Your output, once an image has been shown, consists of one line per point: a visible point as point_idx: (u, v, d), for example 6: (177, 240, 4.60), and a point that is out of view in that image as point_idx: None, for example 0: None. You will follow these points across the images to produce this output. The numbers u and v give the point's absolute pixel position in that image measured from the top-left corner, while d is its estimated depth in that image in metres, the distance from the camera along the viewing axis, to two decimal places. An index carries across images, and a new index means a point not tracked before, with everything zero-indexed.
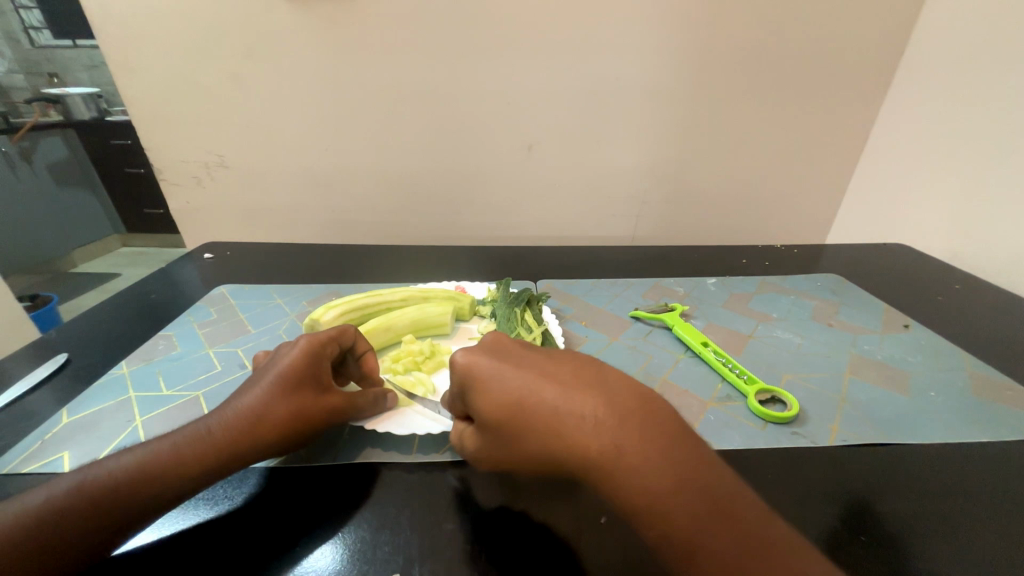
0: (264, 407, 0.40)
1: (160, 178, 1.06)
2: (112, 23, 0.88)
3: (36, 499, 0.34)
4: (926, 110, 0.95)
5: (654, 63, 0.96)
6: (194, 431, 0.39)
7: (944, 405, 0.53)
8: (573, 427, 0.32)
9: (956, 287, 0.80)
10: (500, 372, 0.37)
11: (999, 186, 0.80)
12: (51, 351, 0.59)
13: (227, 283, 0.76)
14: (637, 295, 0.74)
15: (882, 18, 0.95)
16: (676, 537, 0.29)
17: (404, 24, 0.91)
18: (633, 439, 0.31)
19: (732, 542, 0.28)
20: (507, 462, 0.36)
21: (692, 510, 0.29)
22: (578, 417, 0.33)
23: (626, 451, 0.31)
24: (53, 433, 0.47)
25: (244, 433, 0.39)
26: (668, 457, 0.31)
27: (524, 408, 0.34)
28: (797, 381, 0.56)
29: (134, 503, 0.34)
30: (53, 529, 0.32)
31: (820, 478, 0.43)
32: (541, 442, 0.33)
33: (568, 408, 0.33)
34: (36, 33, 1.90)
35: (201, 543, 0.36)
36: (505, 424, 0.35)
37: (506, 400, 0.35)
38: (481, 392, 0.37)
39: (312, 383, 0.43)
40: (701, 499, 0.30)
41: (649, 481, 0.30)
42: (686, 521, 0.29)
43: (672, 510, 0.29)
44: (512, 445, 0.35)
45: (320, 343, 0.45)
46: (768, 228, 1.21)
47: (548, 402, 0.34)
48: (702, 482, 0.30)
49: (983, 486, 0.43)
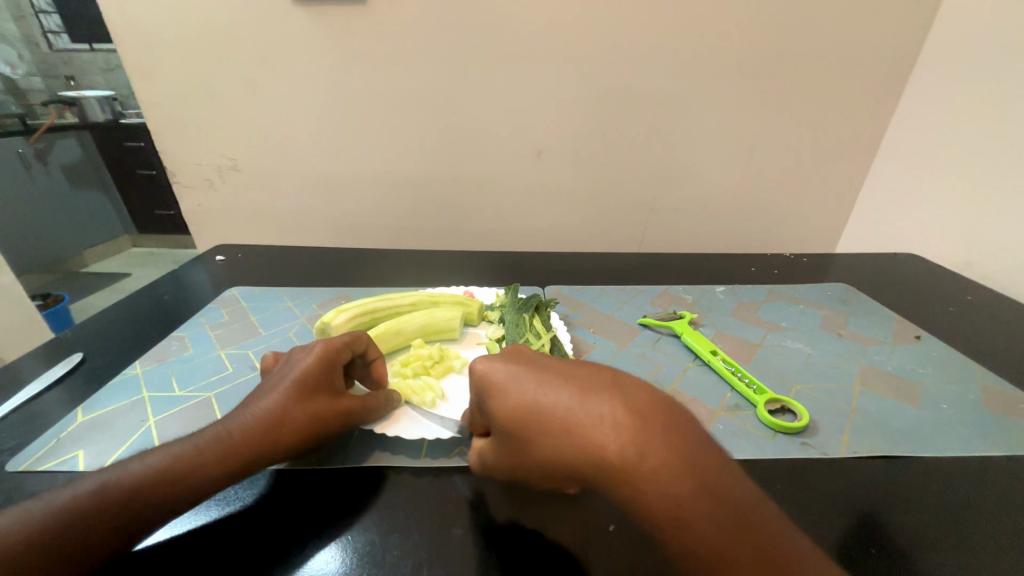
0: (282, 411, 0.41)
1: (174, 180, 1.07)
2: (131, 29, 0.90)
3: (57, 500, 0.34)
4: (937, 119, 0.94)
5: (663, 71, 0.97)
6: (213, 434, 0.39)
7: (955, 418, 0.52)
8: (587, 433, 0.30)
9: (968, 298, 0.79)
10: (513, 375, 0.35)
11: (1013, 196, 0.80)
12: (67, 351, 0.60)
13: (238, 285, 0.77)
14: (645, 302, 0.74)
15: (892, 28, 0.95)
16: (695, 550, 0.27)
17: (415, 31, 0.92)
18: (652, 444, 0.29)
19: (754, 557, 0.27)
20: (520, 468, 0.35)
21: (714, 521, 0.28)
22: (593, 422, 0.31)
23: (645, 458, 0.29)
24: (69, 431, 0.47)
25: (262, 436, 0.40)
26: (687, 464, 0.29)
27: (537, 412, 0.33)
28: (806, 392, 0.56)
29: (155, 505, 0.35)
30: (75, 530, 0.33)
31: (830, 489, 0.43)
32: (554, 446, 0.32)
33: (584, 411, 0.31)
34: (54, 37, 1.95)
35: (216, 543, 0.36)
36: (518, 430, 0.34)
37: (518, 404, 0.34)
38: (495, 397, 0.36)
39: (327, 387, 0.44)
40: (721, 510, 0.28)
41: (669, 491, 0.28)
42: (707, 531, 0.27)
43: (691, 522, 0.28)
44: (526, 450, 0.33)
45: (335, 348, 0.46)
46: (777, 236, 1.20)
47: (563, 404, 0.32)
48: (722, 492, 0.29)
49: (996, 501, 0.42)
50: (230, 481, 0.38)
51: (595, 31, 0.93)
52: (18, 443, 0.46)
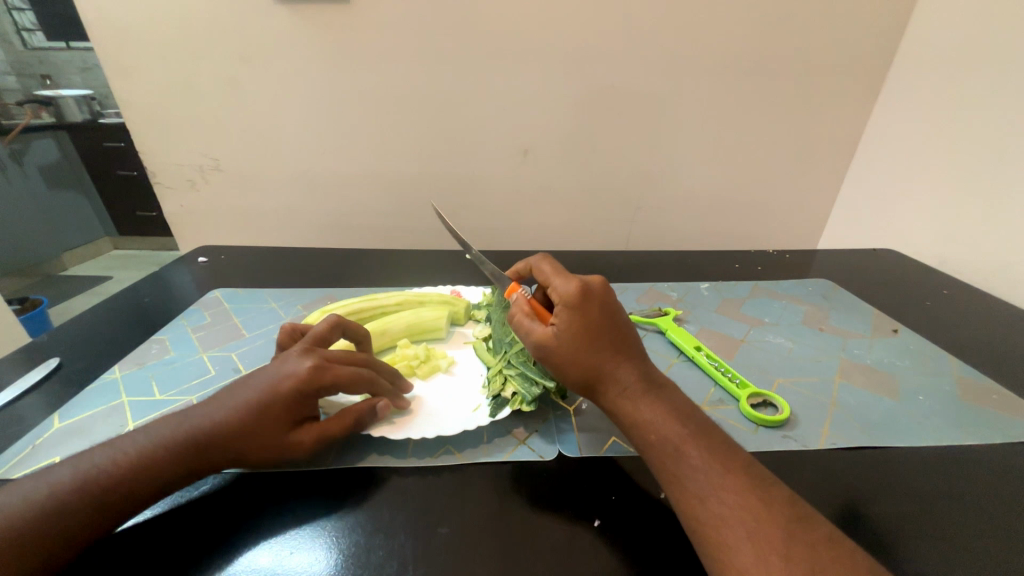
0: (240, 433, 0.39)
1: (154, 181, 1.05)
2: (109, 27, 0.88)
3: (34, 493, 0.34)
4: (914, 118, 0.96)
5: (648, 70, 0.98)
6: (185, 430, 0.39)
7: (930, 408, 0.54)
8: (614, 365, 0.41)
9: (944, 293, 0.81)
10: (589, 303, 0.43)
11: (989, 193, 0.82)
12: (44, 355, 0.59)
13: (221, 287, 0.76)
14: (631, 299, 0.74)
15: (870, 29, 0.97)
16: (669, 451, 0.38)
17: (401, 30, 0.91)
18: (651, 384, 0.42)
19: (717, 463, 0.37)
20: (554, 371, 0.43)
21: (691, 436, 0.38)
22: (621, 359, 0.42)
23: (646, 386, 0.41)
24: (45, 437, 0.46)
25: (226, 448, 0.39)
26: (674, 400, 0.41)
27: (588, 337, 0.42)
28: (787, 385, 0.57)
29: (130, 498, 0.36)
30: (54, 521, 0.33)
31: (809, 481, 0.44)
32: (589, 370, 0.41)
33: (615, 351, 0.42)
34: (29, 35, 1.83)
35: (193, 538, 0.37)
36: (570, 342, 0.42)
37: (581, 328, 0.42)
38: (562, 314, 0.43)
39: (290, 420, 0.41)
40: (699, 432, 0.39)
41: (660, 413, 0.40)
42: (684, 439, 0.38)
43: (673, 433, 0.39)
44: (567, 362, 0.42)
45: (318, 382, 0.42)
46: (761, 233, 1.22)
47: (606, 343, 0.42)
48: (700, 421, 0.40)
49: (967, 488, 0.44)
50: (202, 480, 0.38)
51: (582, 30, 0.93)
52: None
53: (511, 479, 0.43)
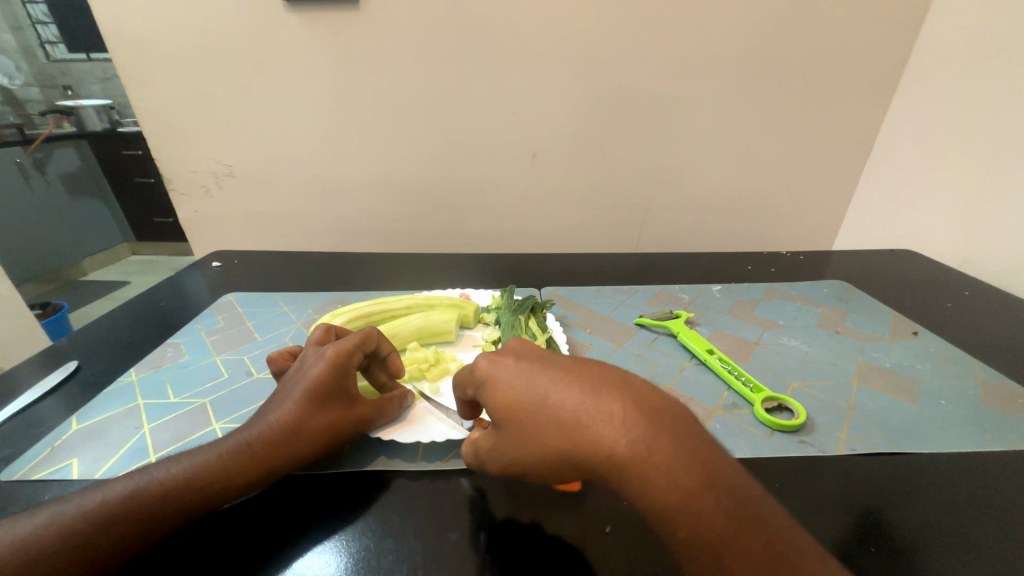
0: (302, 420, 0.41)
1: (170, 188, 1.08)
2: (126, 38, 0.90)
3: (89, 502, 0.35)
4: (933, 114, 0.94)
5: (655, 70, 0.97)
6: (237, 442, 0.40)
7: (953, 413, 0.52)
8: (595, 425, 0.31)
9: (964, 293, 0.79)
10: (506, 367, 0.37)
11: (1005, 191, 0.80)
12: (63, 359, 0.60)
13: (235, 291, 0.77)
14: (641, 302, 0.74)
15: (885, 25, 0.95)
16: (699, 541, 0.28)
17: (408, 35, 0.92)
18: (660, 441, 0.30)
19: (758, 551, 0.27)
20: (519, 471, 0.36)
21: (726, 515, 0.28)
22: (600, 415, 0.32)
23: (656, 444, 0.30)
24: (63, 440, 0.47)
25: (283, 446, 0.40)
26: (695, 457, 0.30)
27: (539, 402, 0.34)
28: (803, 389, 0.56)
29: (179, 508, 0.36)
30: (107, 530, 0.34)
31: (829, 488, 0.42)
32: (562, 436, 0.32)
33: (589, 407, 0.32)
34: (52, 48, 1.94)
35: (229, 544, 0.36)
36: (511, 421, 0.35)
37: (519, 395, 0.35)
38: (496, 387, 0.36)
39: (339, 398, 0.43)
40: (730, 502, 0.29)
41: (675, 482, 0.29)
42: (711, 517, 0.28)
43: (697, 516, 0.28)
44: (531, 432, 0.34)
45: (347, 357, 0.44)
46: (772, 234, 1.20)
47: (568, 398, 0.33)
48: (726, 482, 0.29)
49: (993, 495, 0.42)
50: (234, 494, 0.38)
51: (588, 33, 0.93)
52: (11, 452, 0.46)
53: (516, 482, 0.43)
